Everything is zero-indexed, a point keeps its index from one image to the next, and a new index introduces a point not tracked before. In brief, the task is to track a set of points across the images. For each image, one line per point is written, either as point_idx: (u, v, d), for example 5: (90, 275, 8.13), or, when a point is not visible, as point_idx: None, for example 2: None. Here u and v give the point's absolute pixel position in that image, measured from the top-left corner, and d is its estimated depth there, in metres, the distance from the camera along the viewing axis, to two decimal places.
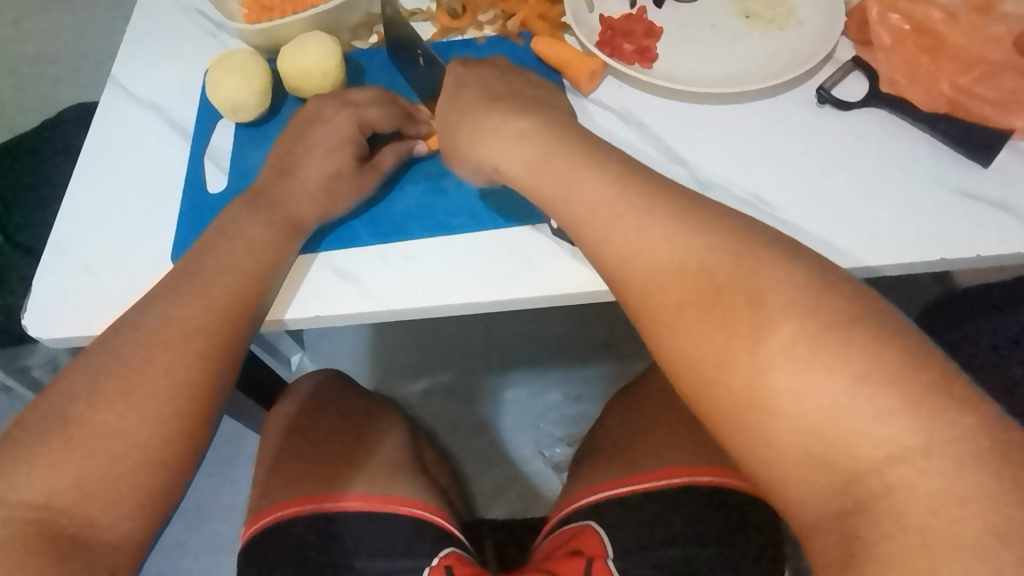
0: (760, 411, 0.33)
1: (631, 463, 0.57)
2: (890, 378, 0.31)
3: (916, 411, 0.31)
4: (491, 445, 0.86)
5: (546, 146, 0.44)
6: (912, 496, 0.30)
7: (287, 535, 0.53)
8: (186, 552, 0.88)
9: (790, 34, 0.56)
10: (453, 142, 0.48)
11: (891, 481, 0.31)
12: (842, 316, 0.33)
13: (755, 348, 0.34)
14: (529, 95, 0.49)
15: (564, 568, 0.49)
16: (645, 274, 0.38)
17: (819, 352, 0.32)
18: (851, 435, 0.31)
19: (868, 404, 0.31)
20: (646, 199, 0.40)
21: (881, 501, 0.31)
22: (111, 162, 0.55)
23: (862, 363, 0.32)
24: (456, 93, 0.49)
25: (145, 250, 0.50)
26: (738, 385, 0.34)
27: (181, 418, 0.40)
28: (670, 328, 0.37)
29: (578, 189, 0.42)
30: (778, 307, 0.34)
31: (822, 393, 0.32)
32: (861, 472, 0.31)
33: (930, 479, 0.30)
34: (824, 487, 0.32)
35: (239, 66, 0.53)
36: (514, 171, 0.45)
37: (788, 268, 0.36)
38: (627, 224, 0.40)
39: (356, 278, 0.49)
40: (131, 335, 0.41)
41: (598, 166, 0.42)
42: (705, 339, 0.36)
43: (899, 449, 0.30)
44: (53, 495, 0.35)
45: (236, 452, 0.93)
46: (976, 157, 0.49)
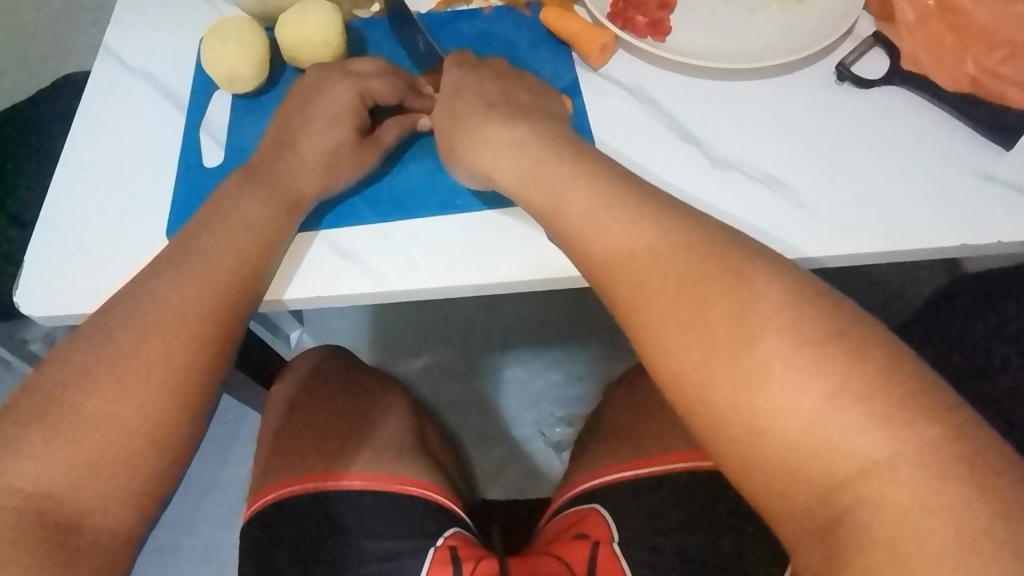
0: (736, 426, 0.33)
1: (636, 446, 0.56)
2: (861, 394, 0.30)
3: (889, 425, 0.30)
4: (492, 426, 0.90)
5: (536, 156, 0.42)
6: (886, 509, 0.29)
7: (286, 515, 0.52)
8: (187, 527, 0.88)
9: (809, 8, 0.54)
10: (449, 142, 0.46)
11: (865, 495, 0.30)
12: (819, 332, 0.32)
13: (763, 335, 0.33)
14: (527, 101, 0.47)
15: (570, 553, 0.48)
16: (653, 256, 0.37)
17: (794, 366, 0.31)
18: (824, 449, 0.30)
19: (840, 420, 0.30)
20: (632, 207, 0.39)
21: (856, 515, 0.30)
22: (104, 134, 0.53)
23: (834, 377, 0.31)
24: (451, 99, 0.47)
25: (139, 226, 0.49)
26: (716, 399, 0.33)
27: (176, 400, 0.38)
28: (658, 330, 0.36)
29: (568, 199, 0.40)
30: (760, 319, 0.33)
31: (795, 408, 0.31)
32: (836, 485, 0.30)
33: (902, 496, 0.29)
34: (803, 499, 0.31)
35: (235, 33, 0.51)
36: (507, 183, 0.43)
37: (773, 280, 0.34)
38: (610, 236, 0.38)
39: (357, 257, 0.47)
40: (123, 315, 0.39)
41: (587, 175, 0.41)
42: (707, 331, 0.34)
43: (871, 463, 0.30)
44: (45, 478, 0.35)
45: (238, 428, 0.93)
46: (999, 140, 0.48)
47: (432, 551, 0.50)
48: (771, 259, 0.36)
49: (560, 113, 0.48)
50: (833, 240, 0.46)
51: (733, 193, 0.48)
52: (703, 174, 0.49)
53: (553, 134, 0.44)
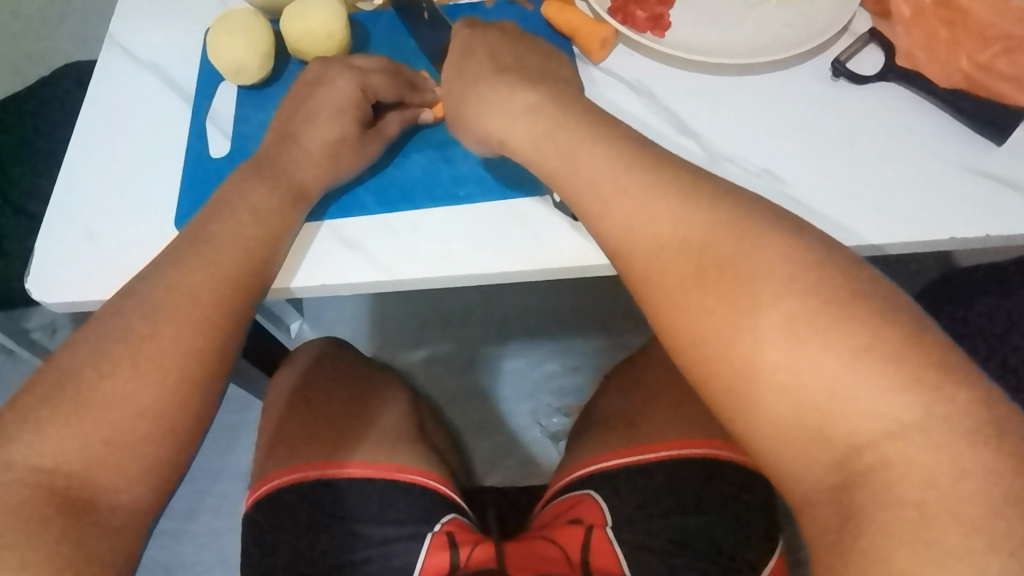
0: (758, 388, 0.33)
1: (633, 434, 0.57)
2: (886, 354, 0.31)
3: (903, 382, 0.31)
4: (491, 415, 0.91)
5: (553, 118, 0.43)
6: (911, 472, 0.30)
7: (289, 500, 0.54)
8: (192, 514, 0.89)
9: (807, 4, 0.55)
10: (458, 107, 0.47)
11: (888, 455, 0.31)
12: (843, 293, 0.33)
13: (756, 324, 0.34)
14: (536, 65, 0.48)
15: (564, 536, 0.50)
16: (652, 248, 0.38)
17: (818, 329, 0.32)
18: (847, 409, 0.31)
19: (864, 381, 0.31)
20: (655, 174, 0.39)
21: (878, 474, 0.31)
22: (112, 125, 0.54)
23: (858, 340, 0.32)
24: (462, 59, 0.47)
25: (148, 216, 0.50)
26: (737, 362, 0.34)
27: (187, 386, 0.40)
28: (673, 300, 0.37)
29: (583, 159, 0.41)
30: (762, 293, 0.34)
31: (820, 368, 0.32)
32: (859, 446, 0.31)
33: (925, 454, 0.30)
34: (819, 462, 0.32)
35: (241, 26, 0.51)
36: (519, 144, 0.44)
37: (795, 245, 0.35)
38: (631, 200, 0.39)
39: (361, 247, 0.48)
40: (136, 302, 0.40)
41: (604, 139, 0.42)
42: (705, 314, 0.36)
43: (897, 424, 0.31)
44: (63, 461, 0.36)
45: (241, 417, 0.94)
46: (991, 135, 0.49)
47: (429, 536, 0.51)
48: (779, 231, 0.36)
49: (567, 76, 0.48)
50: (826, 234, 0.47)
51: None
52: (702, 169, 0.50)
53: (568, 95, 0.45)
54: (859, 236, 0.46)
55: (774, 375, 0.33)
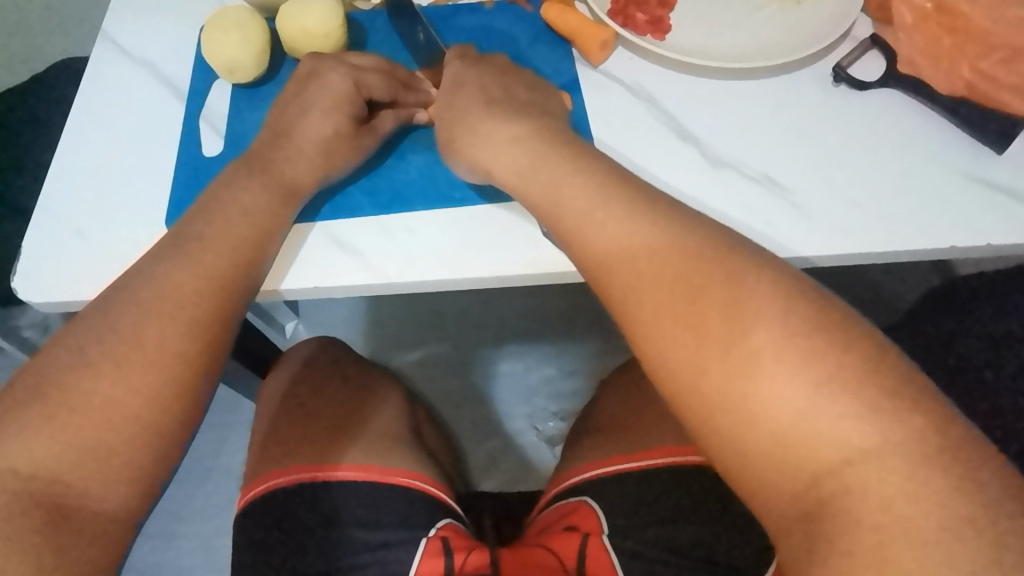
0: (723, 414, 0.33)
1: (627, 442, 0.57)
2: (849, 383, 0.31)
3: (875, 415, 0.30)
4: (486, 419, 0.90)
5: (535, 151, 0.43)
6: (871, 496, 0.30)
7: (282, 504, 0.53)
8: (182, 514, 0.88)
9: (808, 9, 0.54)
10: (449, 138, 0.46)
11: (849, 481, 0.30)
12: (808, 322, 0.33)
13: (729, 349, 0.33)
14: (526, 98, 0.47)
15: (560, 544, 0.49)
16: (629, 276, 0.37)
17: (783, 357, 0.32)
18: (810, 437, 0.31)
19: (831, 400, 0.31)
20: (628, 205, 0.39)
21: (840, 500, 0.30)
22: (104, 120, 0.53)
23: (825, 365, 0.31)
24: (453, 92, 0.47)
25: (137, 214, 0.49)
26: (707, 391, 0.34)
27: (174, 389, 0.39)
28: (645, 317, 0.37)
29: (565, 195, 0.41)
30: (750, 313, 0.34)
31: (783, 398, 0.32)
32: (821, 472, 0.31)
33: (885, 482, 0.30)
34: (784, 488, 0.32)
35: (236, 23, 0.51)
36: (507, 177, 0.43)
37: (756, 271, 0.35)
38: (606, 227, 0.39)
39: (354, 248, 0.48)
40: (123, 303, 0.40)
41: (586, 170, 0.41)
42: (676, 339, 0.35)
43: (856, 452, 0.30)
44: (45, 465, 0.35)
45: (233, 417, 0.93)
46: (992, 145, 0.48)
47: (425, 540, 0.50)
48: (758, 262, 0.36)
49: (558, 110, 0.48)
50: (823, 245, 0.46)
51: (729, 194, 0.48)
52: (700, 172, 0.49)
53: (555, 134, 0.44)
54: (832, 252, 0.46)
55: (742, 396, 0.33)
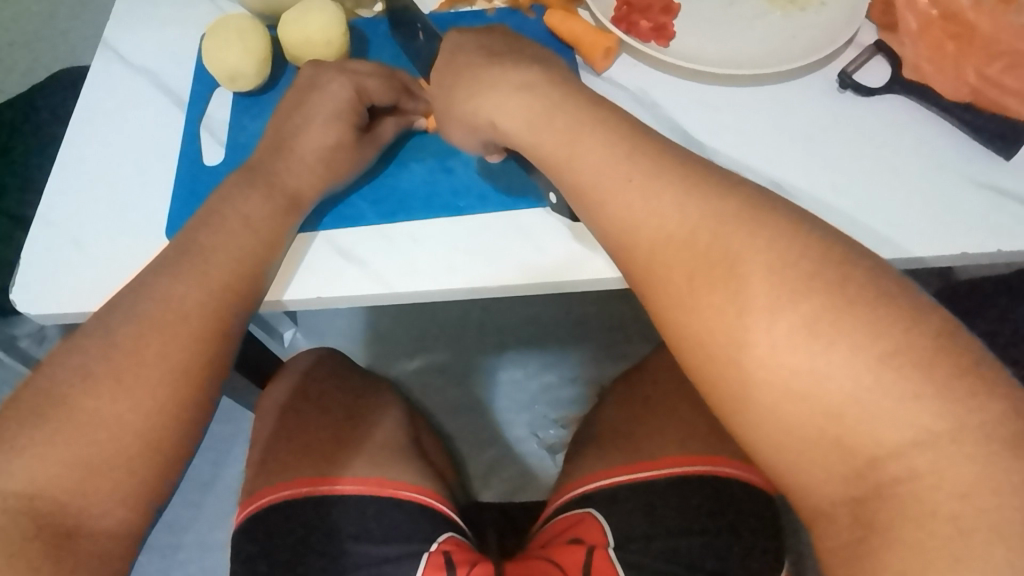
0: (768, 405, 0.32)
1: (633, 451, 0.56)
2: (916, 361, 0.30)
3: (942, 396, 0.29)
4: (487, 427, 0.89)
5: (549, 99, 0.42)
6: (941, 482, 0.29)
7: (282, 518, 0.52)
8: (185, 528, 0.87)
9: (812, 15, 0.54)
10: (447, 99, 0.45)
11: (916, 465, 0.30)
12: (869, 292, 0.32)
13: (772, 326, 0.32)
14: (529, 52, 0.46)
15: (566, 558, 0.48)
16: (659, 237, 0.37)
17: (845, 328, 0.31)
18: (872, 419, 0.30)
19: (895, 391, 0.30)
20: (655, 160, 0.38)
21: (902, 485, 0.30)
22: (104, 130, 0.52)
23: (892, 343, 0.30)
24: (449, 61, 0.46)
25: (137, 226, 0.48)
26: (750, 367, 0.33)
27: (175, 406, 0.38)
28: (677, 312, 0.36)
29: (581, 152, 0.40)
30: (796, 286, 0.32)
31: (845, 376, 0.31)
32: (881, 456, 0.30)
33: (947, 469, 0.29)
34: (836, 478, 0.31)
35: (237, 32, 0.50)
36: (514, 129, 0.42)
37: (793, 240, 0.34)
38: (634, 185, 0.38)
39: (357, 257, 0.47)
40: (123, 316, 0.39)
41: (603, 125, 0.40)
42: (716, 317, 0.34)
43: (925, 433, 0.30)
44: (43, 486, 0.34)
45: (233, 429, 0.92)
46: (999, 149, 0.48)
47: (426, 555, 0.49)
48: (797, 220, 0.35)
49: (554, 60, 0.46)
50: (886, 242, 0.46)
51: None
52: None
53: (566, 82, 0.43)
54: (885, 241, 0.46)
55: (793, 380, 0.32)
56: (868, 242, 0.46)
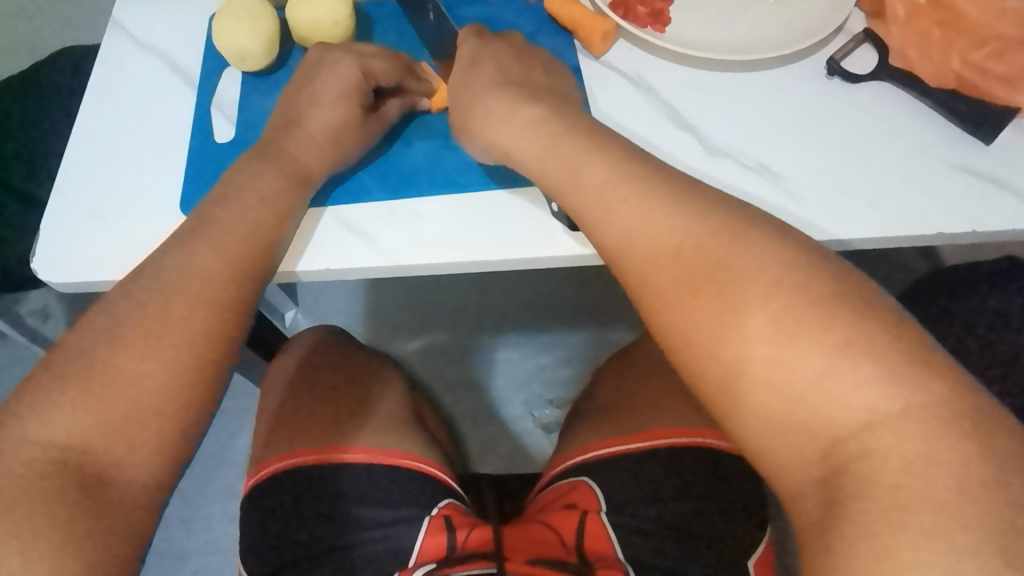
0: (752, 377, 0.34)
1: (626, 423, 0.59)
2: (868, 348, 0.32)
3: (894, 381, 0.32)
4: (483, 405, 0.91)
5: (555, 130, 0.44)
6: (888, 459, 0.31)
7: (288, 483, 0.54)
8: (195, 501, 0.90)
9: (804, 3, 0.56)
10: (463, 117, 0.48)
11: (869, 445, 0.32)
12: (827, 291, 0.34)
13: (745, 323, 0.35)
14: (540, 81, 0.49)
15: (560, 522, 0.51)
16: (648, 245, 0.39)
17: (802, 325, 0.34)
18: (828, 402, 0.33)
19: (851, 378, 0.32)
20: (646, 181, 0.41)
21: (859, 464, 0.32)
22: (117, 108, 0.54)
23: (845, 335, 0.33)
24: (469, 69, 0.49)
25: (153, 200, 0.50)
26: (728, 358, 0.35)
27: (196, 369, 0.40)
28: (672, 288, 0.38)
29: (585, 170, 0.42)
30: (761, 291, 0.35)
31: (806, 363, 0.33)
32: (840, 437, 0.32)
33: (897, 446, 0.31)
34: (806, 452, 0.33)
35: (247, 13, 0.52)
36: (522, 156, 0.45)
37: (770, 247, 0.36)
38: (629, 207, 0.40)
39: (364, 232, 0.49)
40: (144, 285, 0.41)
41: (600, 149, 0.43)
42: (702, 309, 0.36)
43: (877, 415, 0.32)
44: (75, 442, 0.36)
45: (238, 405, 0.94)
46: (979, 134, 0.50)
47: (427, 518, 0.52)
48: (773, 229, 0.37)
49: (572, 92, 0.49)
50: (823, 228, 0.48)
51: (726, 180, 0.50)
52: (699, 161, 0.51)
53: (567, 109, 0.46)
54: (844, 230, 0.48)
55: (762, 372, 0.34)
56: (827, 241, 0.48)
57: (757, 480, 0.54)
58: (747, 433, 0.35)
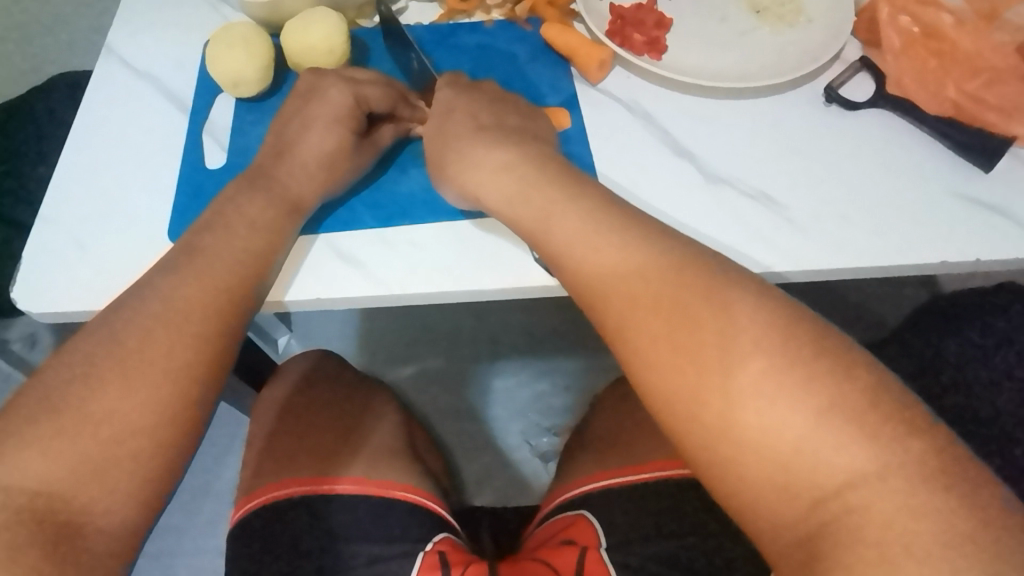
0: (729, 443, 0.33)
1: (624, 456, 0.57)
2: (851, 412, 0.31)
3: (874, 442, 0.31)
4: (480, 433, 0.90)
5: (526, 178, 0.44)
6: (871, 516, 0.30)
7: (276, 518, 0.52)
8: (180, 534, 0.87)
9: (799, 32, 0.56)
10: (437, 166, 0.47)
11: (851, 502, 0.31)
12: (806, 350, 0.33)
13: (723, 382, 0.34)
14: (514, 124, 0.48)
15: (559, 560, 0.49)
16: (620, 299, 0.38)
17: (785, 369, 0.33)
18: (814, 466, 0.31)
19: (834, 441, 0.31)
20: (620, 229, 0.40)
21: (843, 521, 0.31)
22: (108, 134, 0.53)
23: (825, 396, 0.32)
24: (442, 118, 0.48)
25: (140, 228, 0.49)
26: (709, 405, 0.34)
27: (180, 404, 0.39)
28: (643, 353, 0.37)
29: (556, 220, 0.41)
30: (738, 348, 0.34)
31: (788, 426, 0.32)
32: (853, 482, 0.31)
33: (890, 493, 0.30)
34: (795, 501, 0.32)
35: (241, 39, 0.51)
36: (495, 204, 0.44)
37: (745, 299, 0.35)
38: (602, 256, 0.39)
39: (357, 260, 0.48)
40: (128, 316, 0.40)
41: (576, 200, 0.42)
42: (673, 374, 0.35)
43: (857, 475, 0.31)
44: (49, 482, 0.35)
45: (228, 434, 0.92)
46: (978, 162, 0.50)
47: (421, 555, 0.50)
48: (748, 281, 0.37)
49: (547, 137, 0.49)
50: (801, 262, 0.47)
51: (724, 209, 0.49)
52: (698, 190, 0.50)
53: (537, 155, 0.45)
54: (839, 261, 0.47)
55: (740, 434, 0.33)
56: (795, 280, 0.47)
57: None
58: (721, 475, 0.34)
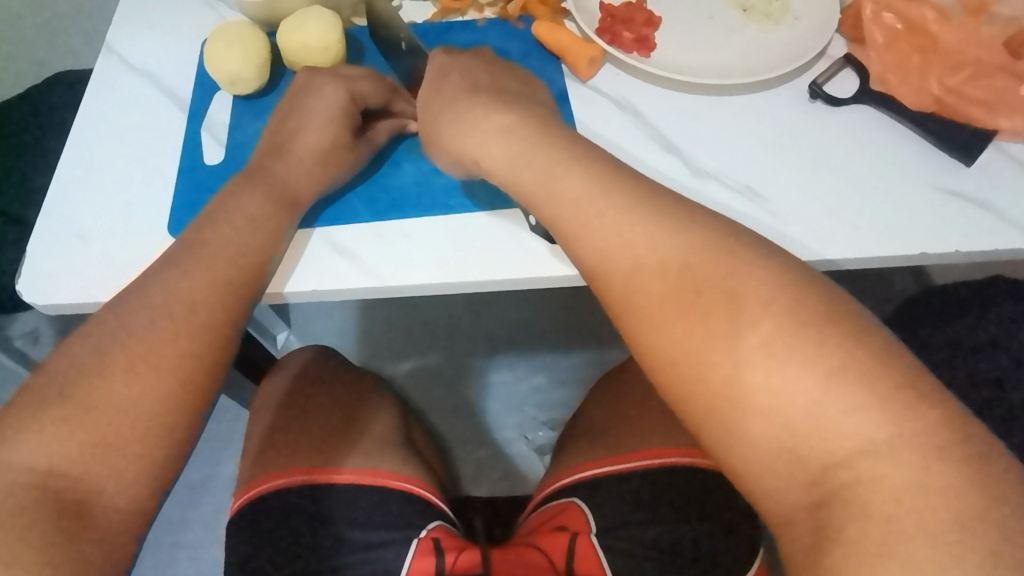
0: (737, 406, 0.34)
1: (615, 444, 0.58)
2: (863, 376, 0.32)
3: (884, 407, 0.32)
4: (477, 426, 0.91)
5: (529, 140, 0.44)
6: (881, 487, 0.31)
7: (273, 506, 0.54)
8: (182, 528, 0.88)
9: (786, 29, 0.57)
10: (433, 130, 0.49)
11: (860, 473, 0.32)
12: (818, 316, 0.34)
13: (735, 346, 0.35)
14: (512, 89, 0.50)
15: (549, 543, 0.51)
16: (630, 263, 0.39)
17: (794, 351, 0.33)
18: (824, 429, 0.32)
19: (842, 406, 0.32)
20: (630, 196, 0.40)
21: (851, 491, 0.32)
22: (108, 131, 0.54)
23: (837, 360, 0.33)
24: (438, 81, 0.50)
25: (142, 222, 0.50)
26: (702, 391, 0.35)
27: (182, 392, 0.40)
28: (654, 319, 0.38)
29: (562, 184, 0.42)
30: (750, 314, 0.35)
31: (798, 390, 0.33)
32: (833, 464, 0.32)
33: (895, 472, 0.31)
34: (797, 478, 0.33)
35: (238, 38, 0.53)
36: (495, 165, 0.45)
37: (760, 268, 0.36)
38: (607, 221, 0.40)
39: (353, 253, 0.49)
40: (131, 309, 0.41)
41: (581, 162, 0.42)
42: (683, 336, 0.37)
43: (868, 442, 0.32)
44: (57, 468, 0.36)
45: (229, 428, 0.94)
46: (960, 156, 0.51)
47: (415, 541, 0.51)
48: (763, 250, 0.38)
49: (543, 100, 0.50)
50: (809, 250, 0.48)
51: (712, 203, 0.50)
52: (685, 184, 0.51)
53: (547, 124, 0.45)
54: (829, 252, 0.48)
55: (749, 397, 0.34)
56: (809, 259, 0.48)
57: (746, 505, 0.54)
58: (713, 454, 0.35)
